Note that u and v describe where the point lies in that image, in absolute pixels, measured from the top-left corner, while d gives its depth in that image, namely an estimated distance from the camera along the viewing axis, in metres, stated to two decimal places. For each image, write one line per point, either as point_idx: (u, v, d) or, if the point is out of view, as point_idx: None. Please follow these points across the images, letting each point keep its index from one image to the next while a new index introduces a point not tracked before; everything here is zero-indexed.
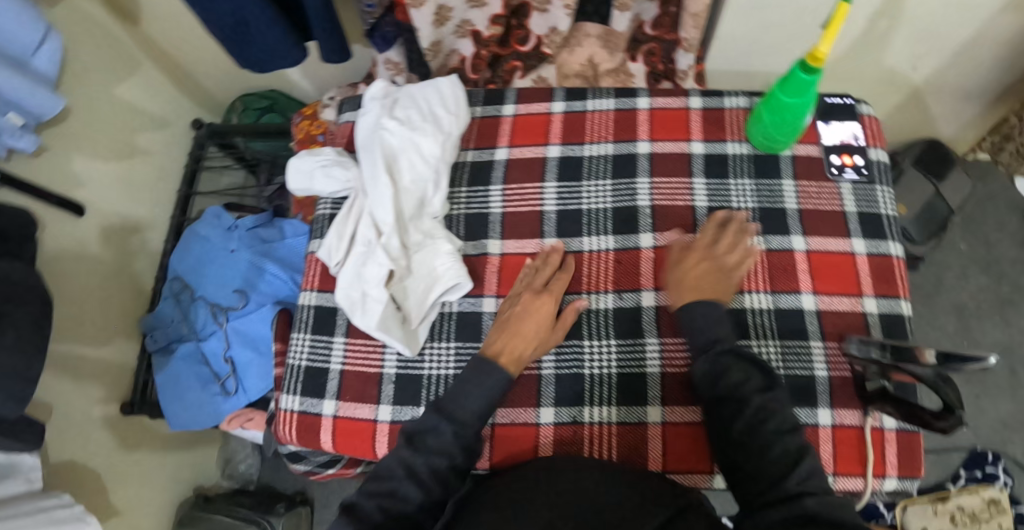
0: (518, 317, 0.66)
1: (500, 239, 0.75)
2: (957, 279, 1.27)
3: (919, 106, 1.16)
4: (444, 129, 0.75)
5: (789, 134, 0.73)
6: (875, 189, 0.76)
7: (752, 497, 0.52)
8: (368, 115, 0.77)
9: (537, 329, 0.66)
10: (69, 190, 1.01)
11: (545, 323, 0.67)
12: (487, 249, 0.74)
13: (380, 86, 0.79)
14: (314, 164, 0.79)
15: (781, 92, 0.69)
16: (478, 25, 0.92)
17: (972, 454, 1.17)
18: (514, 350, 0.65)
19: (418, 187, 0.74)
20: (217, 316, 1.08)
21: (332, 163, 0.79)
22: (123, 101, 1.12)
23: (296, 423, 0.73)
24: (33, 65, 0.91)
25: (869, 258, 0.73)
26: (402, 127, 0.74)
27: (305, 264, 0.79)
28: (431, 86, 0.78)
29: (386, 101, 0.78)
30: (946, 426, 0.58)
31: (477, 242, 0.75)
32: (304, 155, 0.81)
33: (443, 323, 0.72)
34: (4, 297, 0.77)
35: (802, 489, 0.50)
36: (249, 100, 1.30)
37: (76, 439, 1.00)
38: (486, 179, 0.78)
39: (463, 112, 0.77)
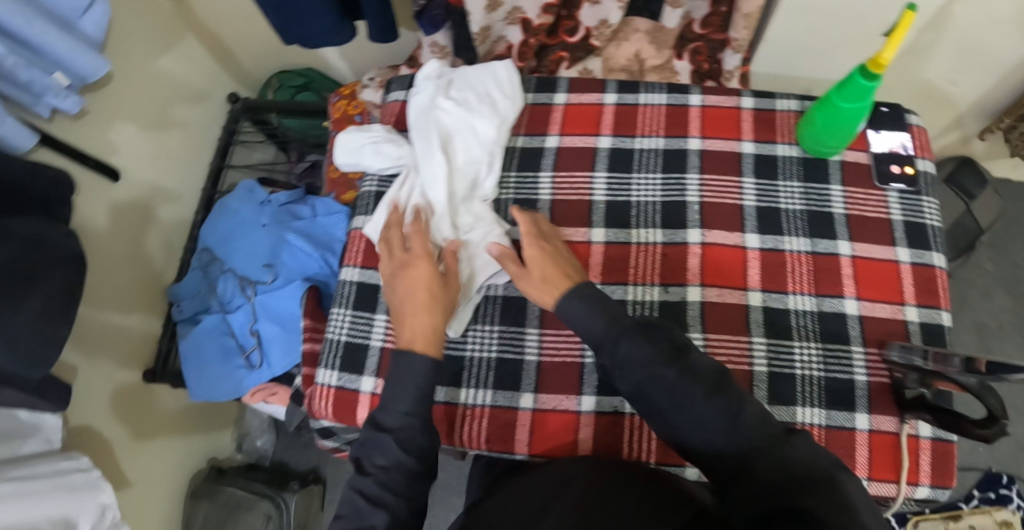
0: (406, 298, 0.65)
1: (549, 226, 0.75)
2: (980, 299, 1.27)
3: (955, 123, 1.16)
4: (499, 113, 0.77)
5: (839, 138, 0.73)
6: (922, 200, 0.76)
7: (722, 463, 0.50)
8: (422, 95, 0.78)
9: (429, 298, 0.64)
10: (104, 155, 1.01)
11: (432, 287, 0.65)
12: None
13: (434, 65, 0.79)
14: (364, 140, 0.79)
15: (839, 98, 0.69)
16: (528, 13, 0.91)
17: (988, 475, 1.17)
18: (420, 330, 0.63)
19: (470, 168, 0.75)
20: (246, 289, 1.08)
21: (382, 140, 0.79)
22: (163, 71, 1.12)
23: (333, 398, 0.73)
24: (82, 28, 0.91)
25: (913, 267, 0.73)
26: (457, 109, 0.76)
27: (348, 240, 0.79)
28: (487, 69, 0.79)
29: (440, 82, 0.79)
30: (988, 434, 0.58)
31: None
32: (353, 132, 0.81)
33: (487, 307, 0.72)
34: (40, 256, 0.77)
35: (755, 448, 0.48)
36: (285, 78, 1.30)
37: (98, 402, 1.00)
38: (536, 166, 0.78)
39: (518, 97, 0.79)
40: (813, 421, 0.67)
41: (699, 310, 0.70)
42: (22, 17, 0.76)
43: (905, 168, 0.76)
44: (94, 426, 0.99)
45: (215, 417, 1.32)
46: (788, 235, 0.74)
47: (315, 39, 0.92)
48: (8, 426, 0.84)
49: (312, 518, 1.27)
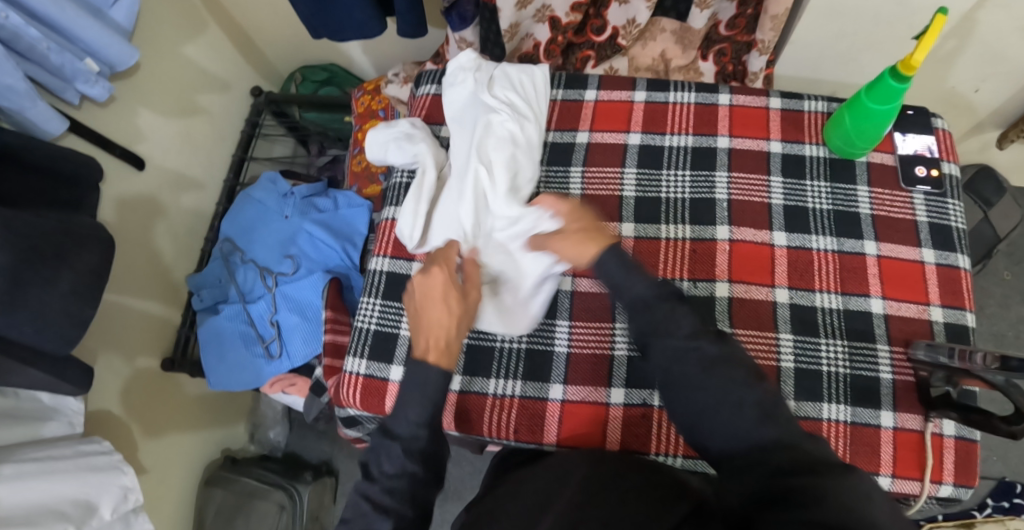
0: (423, 306, 0.61)
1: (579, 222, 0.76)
2: (998, 309, 1.27)
3: (976, 131, 1.16)
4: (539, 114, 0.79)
5: (869, 142, 0.74)
6: (947, 202, 0.77)
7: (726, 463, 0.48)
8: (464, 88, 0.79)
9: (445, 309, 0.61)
10: (129, 143, 1.02)
11: (447, 295, 0.61)
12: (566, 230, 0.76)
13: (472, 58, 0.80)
14: (388, 136, 0.80)
15: (871, 100, 0.70)
16: (557, 12, 0.92)
17: (1001, 484, 1.17)
18: (439, 340, 0.60)
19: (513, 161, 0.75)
20: (267, 279, 1.09)
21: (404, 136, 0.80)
22: (187, 62, 1.13)
23: (361, 386, 0.73)
24: (111, 16, 0.93)
25: (938, 268, 0.74)
26: (499, 107, 0.76)
27: (378, 230, 0.81)
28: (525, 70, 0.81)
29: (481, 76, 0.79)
30: (1015, 431, 0.59)
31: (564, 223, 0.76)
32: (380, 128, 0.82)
33: None
34: (70, 239, 0.78)
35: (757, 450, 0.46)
36: (309, 72, 1.32)
37: (118, 388, 1.01)
38: (566, 161, 0.79)
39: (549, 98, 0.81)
40: (839, 418, 0.68)
41: (727, 305, 0.71)
42: (55, 3, 0.78)
43: (931, 171, 0.77)
44: (113, 411, 1.01)
45: (231, 407, 1.33)
46: (816, 234, 0.74)
47: (345, 33, 0.93)
48: (31, 408, 0.85)
49: (324, 511, 1.27)
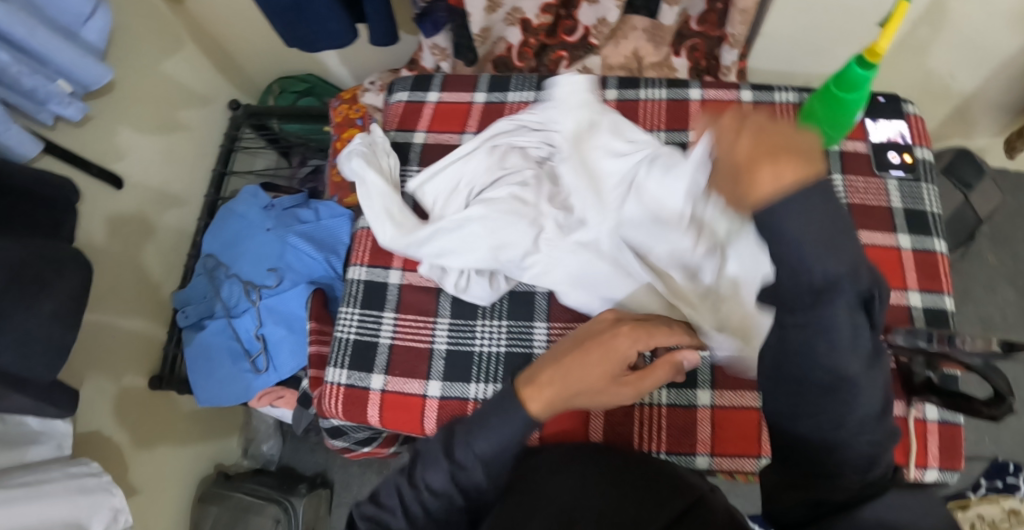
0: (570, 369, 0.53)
1: None
2: (985, 291, 1.28)
3: (954, 115, 1.16)
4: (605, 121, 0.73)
5: (842, 126, 0.74)
6: (921, 186, 0.77)
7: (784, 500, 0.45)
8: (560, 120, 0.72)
9: (586, 380, 0.53)
10: (107, 162, 1.02)
11: (599, 376, 0.53)
12: None
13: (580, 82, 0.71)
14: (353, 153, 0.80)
15: (839, 87, 0.70)
16: (528, 13, 0.93)
17: (994, 464, 1.18)
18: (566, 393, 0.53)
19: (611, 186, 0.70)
20: (251, 293, 1.08)
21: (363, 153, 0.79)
22: (165, 78, 1.12)
23: (343, 396, 0.73)
24: (82, 36, 0.92)
25: (915, 253, 0.74)
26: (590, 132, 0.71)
27: (355, 240, 0.80)
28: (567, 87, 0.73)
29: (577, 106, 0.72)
30: (994, 413, 0.59)
31: None
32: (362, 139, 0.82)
33: (495, 303, 0.74)
34: (49, 262, 0.77)
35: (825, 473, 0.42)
36: (287, 84, 1.31)
37: (104, 409, 1.01)
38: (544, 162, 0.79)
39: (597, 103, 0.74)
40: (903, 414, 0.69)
41: None
42: (25, 26, 0.77)
43: (903, 156, 0.78)
44: (102, 432, 1.00)
45: (224, 423, 1.32)
46: None
47: (318, 44, 0.93)
48: (16, 433, 0.84)
49: (321, 522, 1.26)
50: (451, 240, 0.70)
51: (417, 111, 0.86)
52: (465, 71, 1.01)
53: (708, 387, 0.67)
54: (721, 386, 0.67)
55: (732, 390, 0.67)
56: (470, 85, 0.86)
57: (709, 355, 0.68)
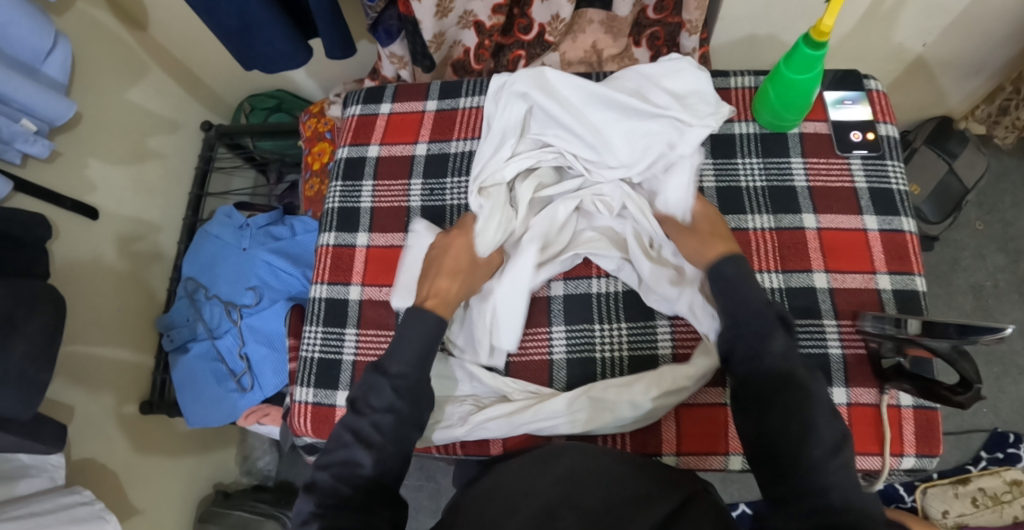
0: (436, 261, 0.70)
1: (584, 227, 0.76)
2: (974, 259, 1.25)
3: (930, 83, 1.14)
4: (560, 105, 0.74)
5: (797, 111, 0.72)
6: (886, 164, 0.75)
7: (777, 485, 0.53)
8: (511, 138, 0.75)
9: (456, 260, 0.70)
10: (80, 195, 1.03)
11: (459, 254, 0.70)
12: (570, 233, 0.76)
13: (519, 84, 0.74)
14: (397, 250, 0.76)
15: (789, 73, 0.68)
16: (480, 15, 0.91)
17: (994, 436, 1.15)
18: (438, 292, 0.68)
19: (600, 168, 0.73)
20: (231, 313, 1.09)
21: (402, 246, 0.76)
22: (131, 107, 1.13)
23: (310, 414, 0.74)
24: (45, 72, 0.93)
25: (882, 234, 0.72)
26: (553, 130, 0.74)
27: (316, 257, 0.81)
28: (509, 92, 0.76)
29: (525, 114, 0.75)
30: (963, 400, 0.58)
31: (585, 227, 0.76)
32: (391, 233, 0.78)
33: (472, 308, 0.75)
34: (22, 301, 0.77)
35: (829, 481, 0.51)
36: (256, 101, 1.32)
37: (96, 438, 1.02)
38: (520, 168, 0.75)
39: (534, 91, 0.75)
40: None
41: None
42: None
43: (867, 134, 0.75)
44: (98, 459, 1.01)
45: (220, 443, 1.33)
46: (751, 213, 0.74)
47: (272, 65, 0.93)
48: (7, 468, 0.86)
49: None
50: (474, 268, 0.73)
51: (370, 124, 0.86)
52: (424, 77, 1.00)
53: None
54: None
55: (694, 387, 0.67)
56: (422, 94, 0.86)
57: (669, 352, 0.69)
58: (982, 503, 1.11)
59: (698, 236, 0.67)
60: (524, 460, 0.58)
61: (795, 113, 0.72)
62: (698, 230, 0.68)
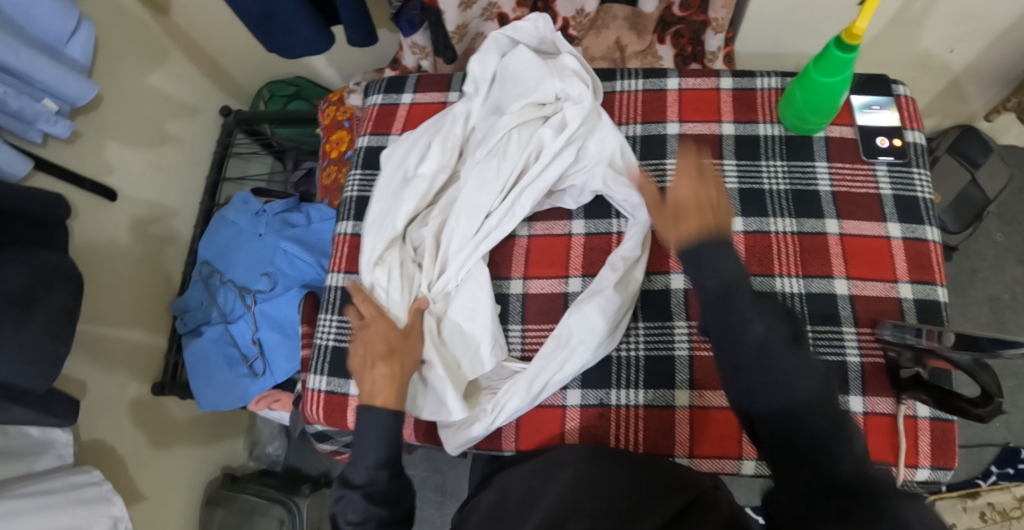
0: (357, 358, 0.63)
1: (583, 220, 0.75)
2: (992, 271, 1.23)
3: (957, 91, 1.12)
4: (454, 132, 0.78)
5: (822, 115, 0.71)
6: (912, 171, 0.74)
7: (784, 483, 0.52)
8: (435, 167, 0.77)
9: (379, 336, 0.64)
10: (98, 176, 1.03)
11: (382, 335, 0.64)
12: (571, 229, 0.75)
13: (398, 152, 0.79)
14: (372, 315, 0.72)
15: (818, 77, 0.67)
16: (504, 8, 0.91)
17: (1005, 450, 1.14)
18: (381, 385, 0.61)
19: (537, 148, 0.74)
20: (245, 298, 1.09)
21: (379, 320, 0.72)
22: (151, 91, 1.13)
23: (323, 402, 0.74)
24: (68, 53, 0.93)
25: (905, 242, 0.71)
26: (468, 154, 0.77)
27: (333, 246, 0.81)
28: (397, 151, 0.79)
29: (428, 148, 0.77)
30: (983, 413, 0.57)
31: (600, 222, 0.75)
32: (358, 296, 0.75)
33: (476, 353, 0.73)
34: (40, 280, 0.78)
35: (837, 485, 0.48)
36: (276, 88, 1.32)
37: (107, 418, 1.03)
38: None
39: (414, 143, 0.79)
40: None
41: (682, 297, 0.70)
42: (7, 48, 0.78)
43: (894, 140, 0.74)
44: (106, 439, 1.02)
45: (228, 428, 1.34)
46: (773, 216, 0.73)
47: (295, 50, 0.92)
48: (19, 443, 0.86)
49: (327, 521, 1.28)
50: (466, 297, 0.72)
51: (390, 114, 0.86)
52: (445, 69, 1.00)
53: (687, 387, 0.67)
54: (699, 386, 0.67)
55: (710, 390, 0.67)
56: (443, 85, 0.85)
57: (686, 354, 0.68)
58: (991, 519, 1.10)
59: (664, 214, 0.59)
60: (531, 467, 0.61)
61: (819, 117, 0.72)
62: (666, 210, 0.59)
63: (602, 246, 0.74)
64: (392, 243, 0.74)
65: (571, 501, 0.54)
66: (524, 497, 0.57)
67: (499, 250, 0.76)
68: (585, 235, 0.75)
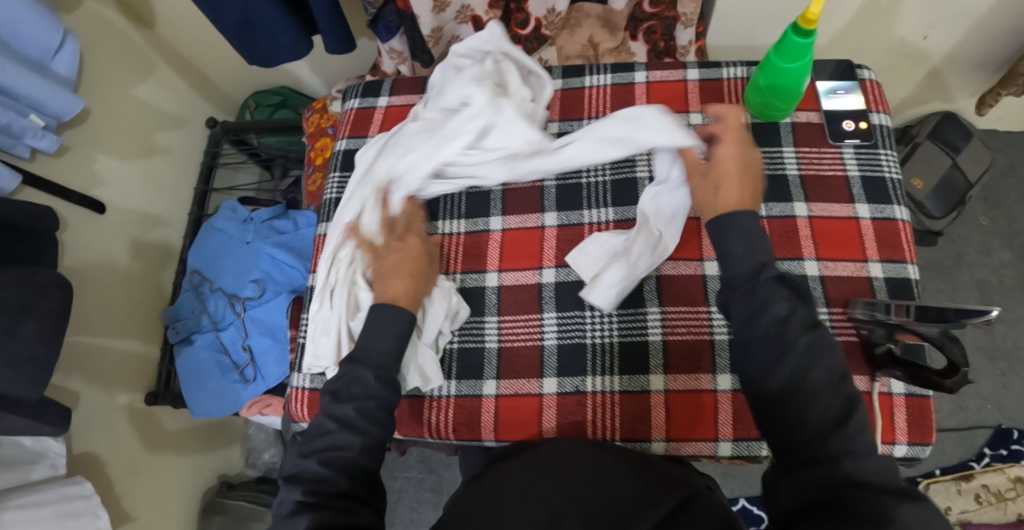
0: (392, 264, 0.69)
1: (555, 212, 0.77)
2: (978, 255, 1.24)
3: (933, 78, 1.13)
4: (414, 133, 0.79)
5: (787, 99, 0.73)
6: (879, 152, 0.75)
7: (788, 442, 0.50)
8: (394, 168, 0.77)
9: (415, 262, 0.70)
10: (88, 189, 1.05)
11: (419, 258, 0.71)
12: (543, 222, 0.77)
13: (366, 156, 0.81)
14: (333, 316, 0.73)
15: (780, 62, 0.69)
16: (477, 10, 0.93)
17: (997, 432, 1.14)
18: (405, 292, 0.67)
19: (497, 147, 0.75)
20: (235, 305, 1.10)
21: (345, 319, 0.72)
22: (139, 103, 1.15)
23: (307, 399, 0.77)
24: (53, 69, 0.95)
25: (874, 222, 0.72)
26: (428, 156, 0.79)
27: (314, 247, 0.83)
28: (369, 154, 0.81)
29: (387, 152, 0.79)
30: (952, 385, 0.57)
31: (570, 214, 0.76)
32: (322, 286, 0.75)
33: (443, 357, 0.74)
34: (29, 289, 0.79)
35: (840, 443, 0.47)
36: (262, 98, 1.35)
37: (101, 427, 1.04)
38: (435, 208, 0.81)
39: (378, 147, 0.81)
40: None
41: (655, 284, 0.71)
42: None
43: (860, 123, 0.76)
44: (101, 449, 1.03)
45: (224, 435, 1.34)
46: None
47: (275, 59, 0.94)
48: (13, 453, 0.87)
49: None
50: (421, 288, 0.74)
51: (367, 117, 0.88)
52: (423, 73, 1.01)
53: (661, 372, 0.68)
54: (674, 370, 0.68)
55: (683, 373, 0.68)
56: (418, 88, 0.87)
57: (660, 338, 0.69)
58: (986, 501, 1.10)
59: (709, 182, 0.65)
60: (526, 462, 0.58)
61: (784, 101, 0.73)
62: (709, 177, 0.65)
63: (574, 238, 0.75)
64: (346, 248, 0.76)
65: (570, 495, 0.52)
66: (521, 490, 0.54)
67: (473, 244, 0.77)
68: (557, 227, 0.76)
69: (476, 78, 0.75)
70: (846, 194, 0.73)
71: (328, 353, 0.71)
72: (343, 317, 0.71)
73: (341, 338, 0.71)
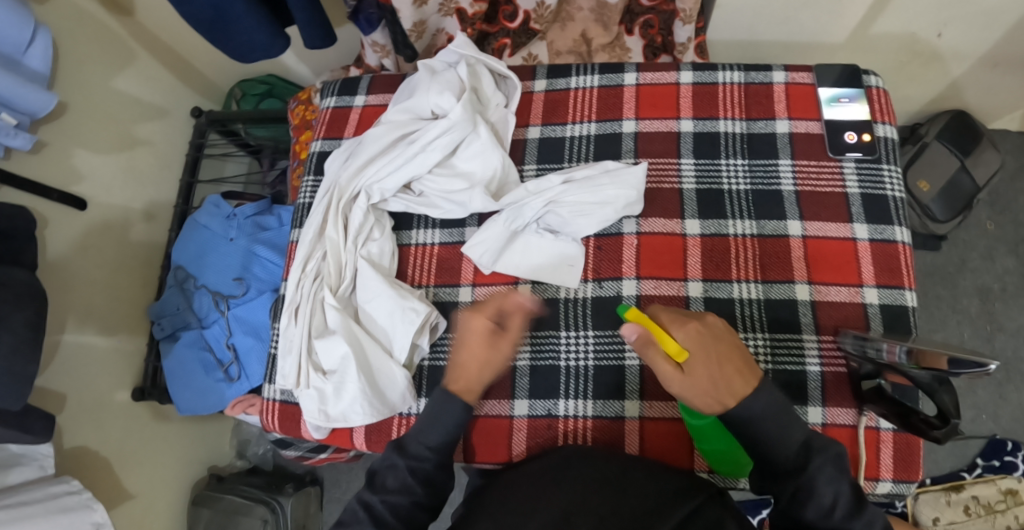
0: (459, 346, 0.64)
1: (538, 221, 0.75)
2: (982, 261, 1.19)
3: (947, 77, 1.07)
4: (380, 141, 0.75)
5: (733, 444, 0.62)
6: (882, 168, 0.71)
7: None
8: (368, 179, 0.74)
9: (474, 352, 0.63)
10: (68, 185, 1.01)
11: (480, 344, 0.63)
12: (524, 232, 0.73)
13: (333, 169, 0.78)
14: (299, 334, 0.71)
15: (702, 443, 0.63)
16: (461, 3, 0.87)
17: (991, 443, 1.11)
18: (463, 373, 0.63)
19: (481, 149, 0.74)
20: (219, 303, 1.09)
21: (312, 336, 0.71)
22: (118, 95, 1.11)
23: (279, 412, 0.76)
24: (26, 64, 0.90)
25: (872, 244, 0.68)
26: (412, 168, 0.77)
27: (288, 254, 0.82)
28: (335, 166, 0.78)
29: (354, 164, 0.75)
30: (939, 435, 0.55)
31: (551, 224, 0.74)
32: (292, 301, 0.74)
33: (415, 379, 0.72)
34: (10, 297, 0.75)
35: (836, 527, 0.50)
36: (247, 87, 1.32)
37: (88, 426, 1.02)
38: (410, 220, 0.79)
39: (344, 156, 0.79)
40: None
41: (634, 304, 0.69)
42: None
43: (862, 135, 0.72)
44: (89, 446, 1.02)
45: (213, 424, 1.34)
46: (732, 218, 0.71)
47: (252, 56, 0.90)
48: None
49: (311, 518, 1.29)
50: (379, 296, 0.71)
51: (344, 116, 0.85)
52: (408, 68, 0.96)
53: (637, 398, 0.67)
54: (649, 397, 0.67)
55: (660, 400, 0.67)
56: (396, 87, 0.85)
57: (637, 364, 0.68)
58: (974, 513, 1.06)
59: (703, 377, 0.56)
60: (536, 472, 0.59)
61: (728, 447, 0.63)
62: (698, 376, 0.56)
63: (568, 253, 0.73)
64: (317, 265, 0.74)
65: (578, 502, 0.52)
66: (529, 500, 0.54)
67: (447, 257, 0.76)
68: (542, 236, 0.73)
69: (448, 86, 0.74)
70: (842, 215, 0.69)
71: (290, 372, 0.70)
72: (308, 334, 0.71)
73: (302, 357, 0.70)
